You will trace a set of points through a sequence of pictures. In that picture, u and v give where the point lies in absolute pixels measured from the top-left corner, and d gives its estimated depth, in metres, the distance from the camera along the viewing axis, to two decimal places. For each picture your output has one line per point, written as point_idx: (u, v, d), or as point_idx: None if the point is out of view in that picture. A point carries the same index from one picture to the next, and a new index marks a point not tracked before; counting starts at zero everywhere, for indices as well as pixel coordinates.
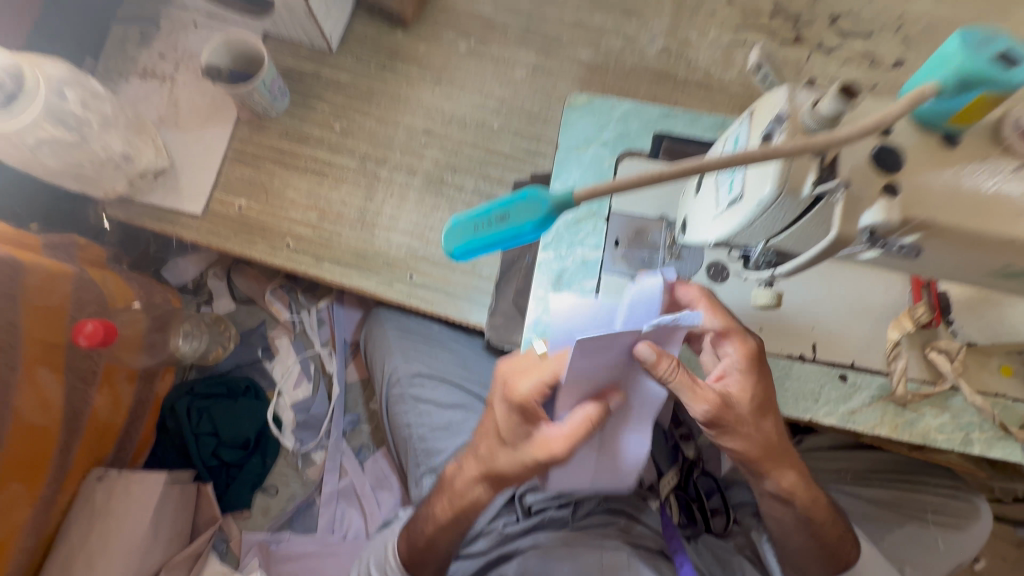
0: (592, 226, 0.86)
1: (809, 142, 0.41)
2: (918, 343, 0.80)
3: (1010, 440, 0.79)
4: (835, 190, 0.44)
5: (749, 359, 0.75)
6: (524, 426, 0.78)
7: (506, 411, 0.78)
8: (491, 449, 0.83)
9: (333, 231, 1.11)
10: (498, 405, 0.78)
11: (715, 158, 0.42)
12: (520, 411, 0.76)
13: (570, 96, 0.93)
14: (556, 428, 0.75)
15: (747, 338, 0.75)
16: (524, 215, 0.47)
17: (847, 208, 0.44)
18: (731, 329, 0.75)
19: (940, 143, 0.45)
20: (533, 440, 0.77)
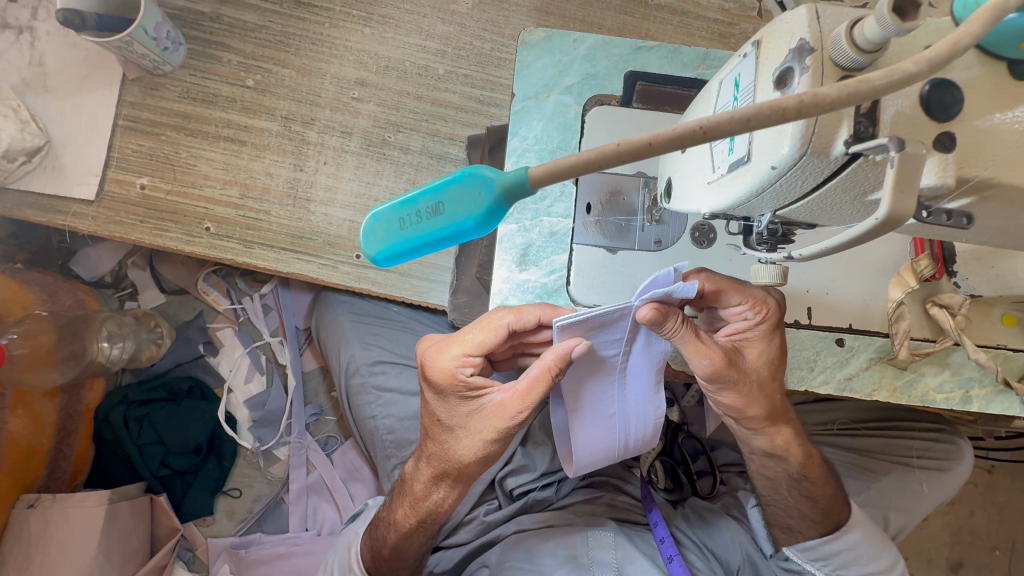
0: (558, 190, 0.74)
1: (854, 90, 0.29)
2: (920, 298, 0.73)
3: (1009, 393, 0.75)
4: (884, 149, 0.32)
5: (772, 321, 0.67)
6: (463, 406, 0.67)
7: (437, 395, 0.68)
8: (437, 437, 0.71)
9: (259, 209, 0.94)
10: (429, 392, 0.69)
11: (723, 114, 0.30)
12: (453, 391, 0.66)
13: (524, 31, 0.77)
14: (504, 393, 0.65)
15: (767, 299, 0.67)
16: (462, 207, 0.34)
17: (901, 172, 0.32)
18: (750, 293, 0.67)
19: (1006, 75, 0.34)
20: (479, 417, 0.66)
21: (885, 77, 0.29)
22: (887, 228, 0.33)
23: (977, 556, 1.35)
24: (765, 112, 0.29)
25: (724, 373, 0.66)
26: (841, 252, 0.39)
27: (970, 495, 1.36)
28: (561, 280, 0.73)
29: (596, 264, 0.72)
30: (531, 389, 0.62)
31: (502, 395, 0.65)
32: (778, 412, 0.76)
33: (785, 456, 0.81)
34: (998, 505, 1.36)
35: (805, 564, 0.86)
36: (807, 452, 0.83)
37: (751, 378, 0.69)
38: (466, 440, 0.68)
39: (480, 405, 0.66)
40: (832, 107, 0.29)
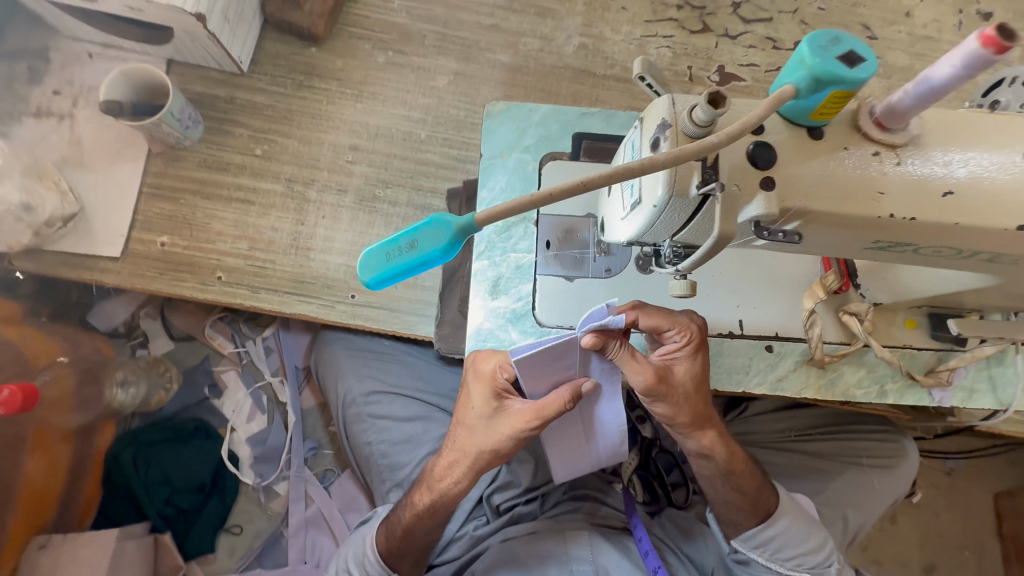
0: (523, 231, 0.88)
1: (677, 154, 0.43)
2: (833, 307, 0.86)
3: (918, 387, 0.88)
4: (714, 191, 0.47)
5: (696, 343, 0.79)
6: (492, 402, 0.79)
7: (475, 391, 0.80)
8: (474, 426, 0.81)
9: (265, 258, 1.08)
10: (469, 387, 0.81)
11: (597, 173, 0.44)
12: (491, 388, 0.79)
13: (488, 104, 0.93)
14: (526, 402, 0.78)
15: (690, 323, 0.79)
16: (431, 242, 0.48)
17: (726, 206, 0.46)
18: (678, 320, 0.78)
19: (808, 137, 0.49)
20: (503, 417, 0.78)
21: (696, 145, 0.43)
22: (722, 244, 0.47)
23: (946, 558, 1.42)
24: (620, 171, 0.43)
25: (655, 388, 0.77)
26: (700, 266, 0.53)
27: (933, 498, 1.45)
28: (528, 306, 0.85)
29: (557, 291, 0.85)
30: (549, 403, 0.75)
31: (523, 405, 0.78)
32: (709, 419, 0.86)
33: (711, 455, 0.89)
34: (962, 506, 1.45)
35: (749, 553, 0.94)
36: (731, 450, 0.91)
37: (681, 392, 0.80)
38: (488, 437, 0.80)
39: (505, 408, 0.79)
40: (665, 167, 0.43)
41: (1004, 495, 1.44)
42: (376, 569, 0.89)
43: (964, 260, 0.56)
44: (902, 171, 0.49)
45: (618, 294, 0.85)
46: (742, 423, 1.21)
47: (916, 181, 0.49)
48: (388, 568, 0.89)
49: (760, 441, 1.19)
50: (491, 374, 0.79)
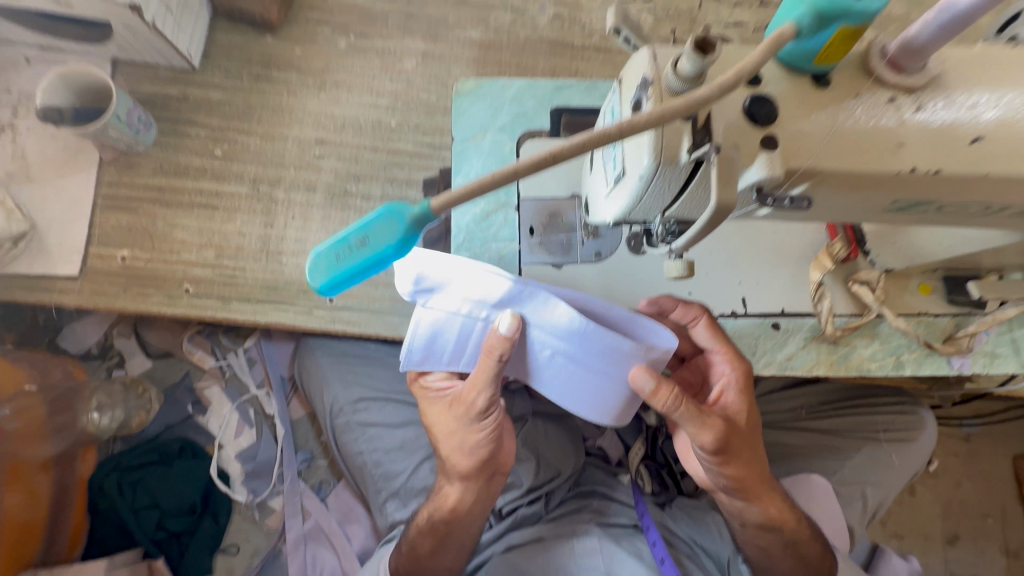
0: (503, 218, 0.82)
1: (662, 113, 0.36)
2: (841, 278, 0.81)
3: (937, 355, 0.82)
4: (709, 154, 0.40)
5: (749, 378, 0.76)
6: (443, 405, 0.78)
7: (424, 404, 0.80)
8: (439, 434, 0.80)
9: (235, 266, 1.01)
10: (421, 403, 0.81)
11: (567, 142, 0.37)
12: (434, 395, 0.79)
13: (457, 82, 0.86)
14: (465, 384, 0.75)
15: (735, 351, 0.77)
16: (383, 238, 0.41)
17: (722, 172, 0.40)
18: (729, 349, 0.77)
19: (812, 86, 0.42)
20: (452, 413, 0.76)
21: (684, 102, 0.37)
22: (721, 216, 0.41)
23: (968, 525, 1.39)
24: (595, 140, 0.37)
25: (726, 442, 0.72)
26: (693, 246, 0.47)
27: (952, 466, 1.41)
28: None
29: (544, 280, 0.79)
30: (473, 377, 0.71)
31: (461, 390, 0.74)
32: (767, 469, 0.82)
33: (779, 527, 0.85)
34: (980, 472, 1.41)
35: None
36: (795, 518, 0.87)
37: (746, 441, 0.76)
38: (456, 440, 0.78)
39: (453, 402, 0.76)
40: (644, 128, 0.37)
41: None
42: None
43: (993, 215, 0.50)
44: (922, 118, 0.42)
45: (610, 280, 0.80)
46: None
47: (939, 129, 0.42)
48: None
49: (771, 421, 1.13)
50: (427, 386, 0.80)
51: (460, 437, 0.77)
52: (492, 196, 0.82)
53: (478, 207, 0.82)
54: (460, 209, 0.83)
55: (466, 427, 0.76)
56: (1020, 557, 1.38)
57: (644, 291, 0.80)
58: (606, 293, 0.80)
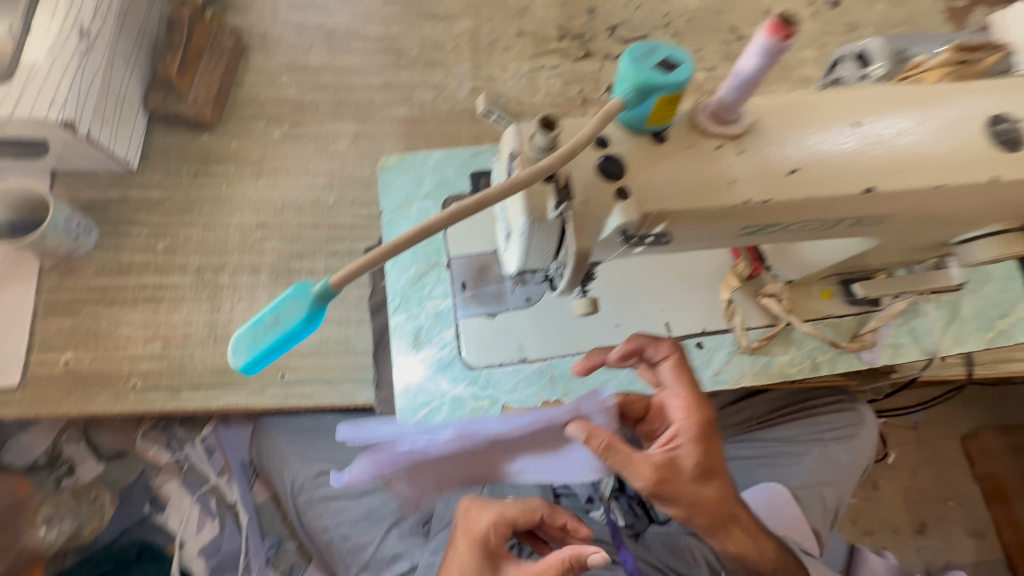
0: (436, 277, 0.88)
1: (512, 183, 0.44)
2: (750, 294, 0.88)
3: (847, 353, 0.89)
4: (564, 210, 0.47)
5: (707, 425, 0.69)
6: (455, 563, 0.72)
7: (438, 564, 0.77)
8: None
9: (183, 355, 1.02)
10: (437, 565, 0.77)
11: (437, 215, 0.44)
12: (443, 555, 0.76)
13: (381, 159, 0.93)
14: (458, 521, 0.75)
15: (698, 395, 0.71)
16: (293, 315, 0.45)
17: (576, 224, 0.48)
18: (687, 389, 0.71)
19: (652, 143, 0.50)
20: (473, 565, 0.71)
21: (532, 172, 0.44)
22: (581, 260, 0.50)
23: (932, 511, 1.45)
24: (460, 210, 0.44)
25: (657, 489, 0.66)
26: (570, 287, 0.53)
27: (906, 455, 1.48)
28: (453, 351, 0.84)
29: (480, 331, 0.84)
30: (493, 513, 0.73)
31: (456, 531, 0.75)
32: (734, 512, 0.74)
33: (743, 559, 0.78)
34: (934, 457, 1.48)
35: None
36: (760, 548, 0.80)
37: (695, 490, 0.68)
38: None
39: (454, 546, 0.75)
40: (498, 198, 0.44)
41: (970, 437, 1.49)
42: None
43: (834, 229, 0.58)
44: (746, 160, 0.50)
45: (543, 322, 0.85)
46: None
47: (761, 167, 0.50)
48: None
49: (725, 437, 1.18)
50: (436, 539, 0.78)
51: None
52: (423, 257, 0.88)
53: (412, 270, 0.88)
54: (395, 273, 0.88)
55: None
56: (985, 535, 1.44)
57: (577, 328, 0.86)
58: (540, 334, 0.85)
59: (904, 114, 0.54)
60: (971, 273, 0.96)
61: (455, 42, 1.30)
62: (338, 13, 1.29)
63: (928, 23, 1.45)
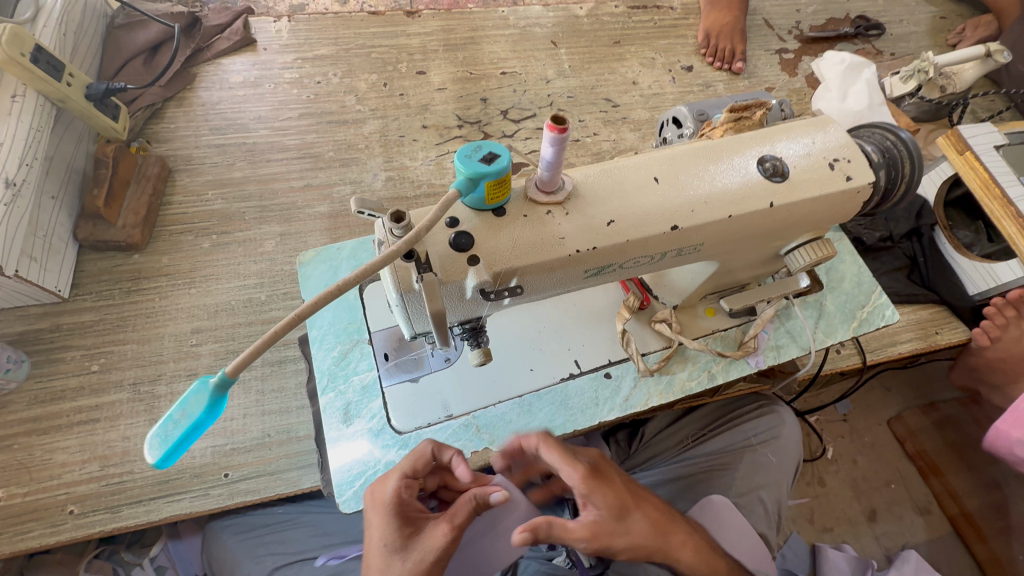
0: (360, 352, 0.95)
1: (363, 268, 0.52)
2: (645, 322, 1.01)
3: (738, 359, 1.01)
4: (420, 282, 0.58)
5: (589, 480, 0.76)
6: (372, 536, 0.75)
7: (376, 513, 0.77)
8: (373, 570, 0.72)
9: (122, 472, 1.03)
10: (371, 512, 0.77)
11: (307, 303, 0.52)
12: (382, 500, 0.77)
13: (300, 255, 1.03)
14: (402, 475, 0.79)
15: (572, 461, 0.76)
16: (196, 406, 0.52)
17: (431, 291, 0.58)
18: (560, 457, 0.76)
19: (494, 217, 0.62)
20: (390, 529, 0.74)
21: (382, 257, 0.53)
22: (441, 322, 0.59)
23: (880, 497, 1.53)
24: (325, 296, 0.52)
25: (597, 544, 0.75)
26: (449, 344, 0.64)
27: (844, 447, 1.58)
28: (382, 420, 0.90)
29: (405, 397, 0.91)
30: (393, 474, 0.79)
31: (399, 481, 0.78)
32: (665, 530, 0.82)
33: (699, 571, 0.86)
34: (869, 444, 1.59)
35: None
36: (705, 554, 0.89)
37: (623, 532, 0.76)
38: (401, 564, 0.71)
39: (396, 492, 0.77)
40: (357, 282, 0.52)
41: (896, 420, 1.61)
42: None
43: (664, 260, 0.71)
44: (572, 221, 0.63)
45: (463, 378, 0.93)
46: (646, 449, 1.31)
47: (586, 223, 0.63)
48: None
49: (666, 459, 1.27)
50: (375, 493, 0.79)
51: (407, 555, 0.71)
52: (345, 337, 0.96)
53: (336, 350, 0.96)
54: (321, 355, 0.95)
55: (410, 544, 0.73)
56: (931, 511, 1.52)
57: (494, 379, 0.94)
58: (461, 390, 0.93)
59: (696, 166, 0.69)
60: (827, 274, 1.12)
61: (366, 142, 1.46)
62: (257, 130, 1.44)
63: (767, 74, 1.73)
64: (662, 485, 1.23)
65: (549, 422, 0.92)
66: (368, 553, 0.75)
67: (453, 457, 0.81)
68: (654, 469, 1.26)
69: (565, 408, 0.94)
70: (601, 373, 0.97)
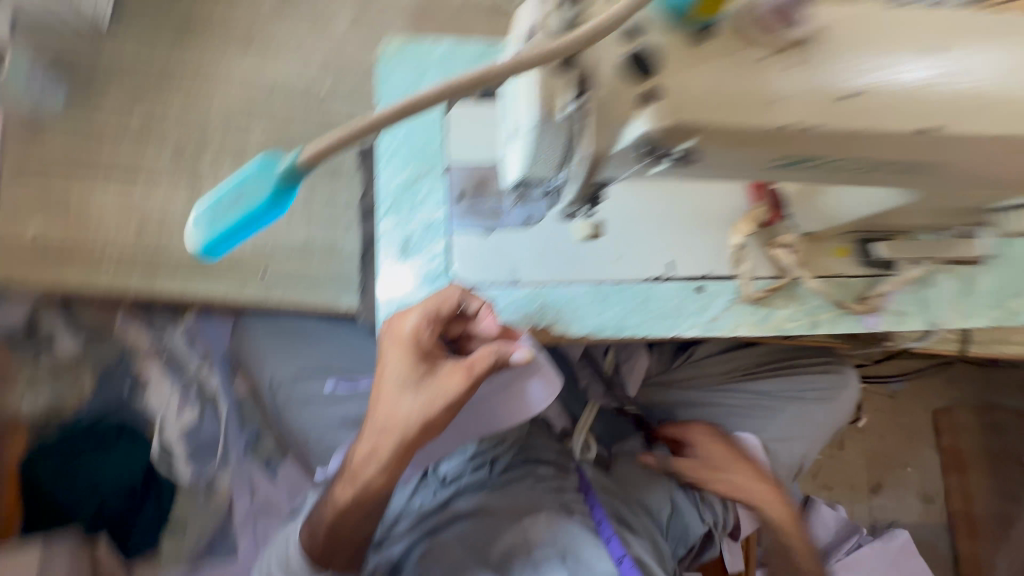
0: (432, 183, 0.82)
1: (517, 58, 0.37)
2: (763, 242, 0.83)
3: (851, 314, 0.86)
4: (573, 106, 0.41)
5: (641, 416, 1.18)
6: (385, 366, 0.68)
7: (392, 344, 0.69)
8: (382, 398, 0.67)
9: (159, 239, 0.97)
10: (386, 343, 0.69)
11: (426, 88, 0.37)
12: (400, 332, 0.68)
13: (381, 44, 0.83)
14: (424, 312, 0.69)
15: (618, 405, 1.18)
16: (255, 193, 0.40)
17: (600, 115, 0.42)
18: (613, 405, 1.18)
19: (690, 42, 0.42)
20: (405, 363, 0.67)
21: (542, 50, 0.37)
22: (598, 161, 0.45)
23: (892, 474, 1.50)
24: (455, 83, 0.37)
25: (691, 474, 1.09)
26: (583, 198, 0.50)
27: (878, 421, 1.51)
28: (443, 265, 0.80)
29: (472, 247, 0.80)
30: (416, 310, 0.69)
31: (419, 317, 0.68)
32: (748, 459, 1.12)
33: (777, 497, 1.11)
34: (904, 426, 1.52)
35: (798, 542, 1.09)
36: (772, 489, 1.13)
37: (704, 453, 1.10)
38: (412, 400, 0.65)
39: (416, 327, 0.68)
40: (501, 75, 0.37)
41: (943, 412, 1.52)
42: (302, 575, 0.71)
43: (874, 173, 0.52)
44: (797, 78, 0.43)
45: (540, 244, 0.81)
46: (690, 368, 1.21)
47: (816, 85, 0.43)
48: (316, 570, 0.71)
49: (708, 384, 1.19)
50: (393, 325, 0.70)
51: (421, 391, 0.66)
52: (418, 161, 0.82)
53: (405, 173, 0.82)
54: (388, 175, 0.83)
55: (425, 380, 0.66)
56: (935, 501, 1.50)
57: (575, 257, 0.81)
58: (534, 259, 0.81)
59: (993, 49, 0.46)
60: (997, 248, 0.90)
61: None
62: None
63: None
64: (693, 406, 1.19)
65: (621, 320, 0.81)
66: (379, 381, 0.69)
67: (482, 307, 0.71)
68: (690, 388, 1.20)
69: (643, 313, 0.82)
70: (695, 286, 0.83)
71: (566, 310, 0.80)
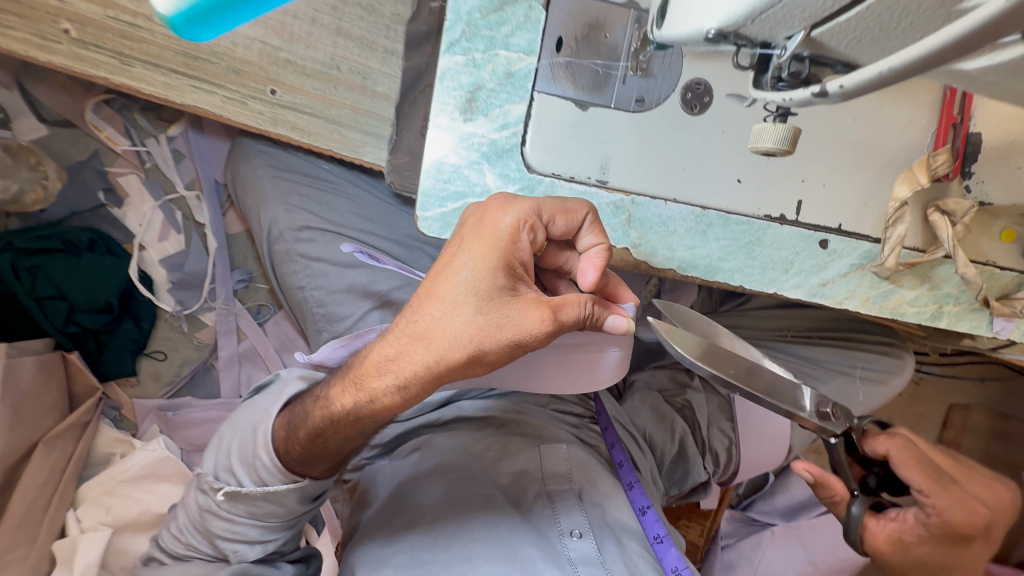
0: (526, 15, 0.59)
1: None
2: (922, 202, 0.65)
3: (982, 312, 0.69)
4: None
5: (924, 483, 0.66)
6: (454, 257, 0.52)
7: (475, 233, 0.52)
8: (437, 295, 0.51)
9: (138, 10, 0.72)
10: (469, 229, 0.53)
11: None
12: (493, 222, 0.52)
13: None
14: (530, 216, 0.53)
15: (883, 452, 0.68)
16: None
17: None
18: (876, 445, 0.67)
19: None
20: (485, 264, 0.51)
21: None
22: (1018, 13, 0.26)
23: None
24: None
25: None
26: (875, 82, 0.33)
27: (890, 403, 1.45)
28: (515, 138, 0.60)
29: (560, 121, 0.60)
30: (522, 205, 0.53)
31: (521, 217, 0.52)
32: None
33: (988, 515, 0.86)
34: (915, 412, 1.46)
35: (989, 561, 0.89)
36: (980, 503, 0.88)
37: None
38: (472, 315, 0.50)
39: (517, 228, 0.52)
40: None
41: (958, 408, 1.43)
42: (277, 478, 0.64)
43: None
44: None
45: (648, 136, 0.61)
46: (737, 315, 1.08)
47: None
48: (291, 473, 0.64)
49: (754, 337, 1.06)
50: (484, 211, 0.54)
51: (487, 310, 0.50)
52: None
53: None
54: None
55: (498, 299, 0.50)
56: None
57: (687, 164, 0.62)
58: (633, 155, 0.61)
59: None
60: None
61: None
62: None
63: None
64: None
65: (717, 259, 0.64)
66: (438, 271, 0.53)
67: (594, 246, 0.57)
68: None
69: (743, 258, 0.64)
70: (818, 238, 0.64)
71: (656, 230, 0.62)
